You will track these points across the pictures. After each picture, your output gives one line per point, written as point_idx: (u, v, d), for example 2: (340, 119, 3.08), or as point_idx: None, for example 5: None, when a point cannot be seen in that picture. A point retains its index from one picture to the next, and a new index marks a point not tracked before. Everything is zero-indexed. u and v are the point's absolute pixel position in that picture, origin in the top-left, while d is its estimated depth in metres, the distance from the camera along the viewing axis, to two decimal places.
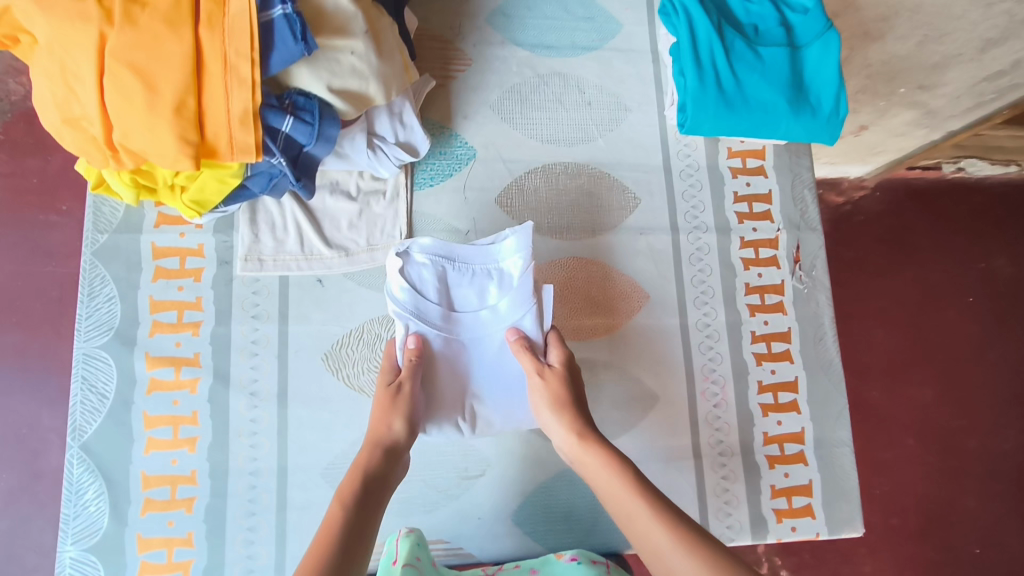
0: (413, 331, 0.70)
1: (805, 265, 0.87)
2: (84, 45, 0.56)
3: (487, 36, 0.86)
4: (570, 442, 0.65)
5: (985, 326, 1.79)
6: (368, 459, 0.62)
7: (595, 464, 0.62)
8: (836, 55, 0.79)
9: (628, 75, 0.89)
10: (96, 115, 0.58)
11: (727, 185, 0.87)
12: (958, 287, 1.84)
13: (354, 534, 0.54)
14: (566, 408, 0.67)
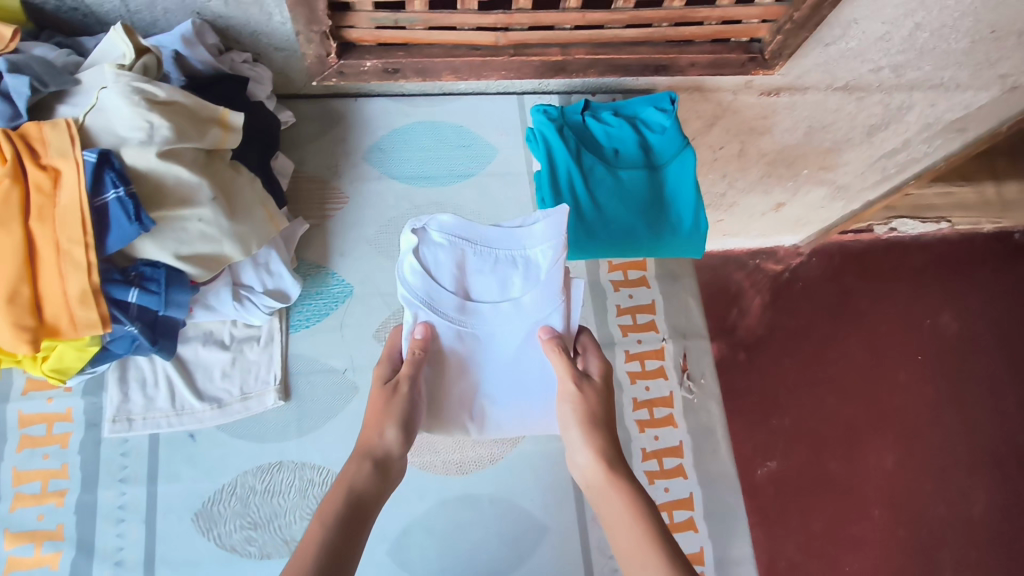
0: (422, 321, 0.69)
1: (693, 374, 0.87)
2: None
3: (363, 172, 0.89)
4: (596, 472, 0.62)
5: (930, 388, 1.87)
6: (356, 471, 0.57)
7: (618, 501, 0.58)
8: (693, 171, 0.84)
9: (505, 198, 0.91)
10: None
11: (609, 299, 0.88)
12: (903, 348, 1.90)
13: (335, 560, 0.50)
14: (596, 424, 0.64)
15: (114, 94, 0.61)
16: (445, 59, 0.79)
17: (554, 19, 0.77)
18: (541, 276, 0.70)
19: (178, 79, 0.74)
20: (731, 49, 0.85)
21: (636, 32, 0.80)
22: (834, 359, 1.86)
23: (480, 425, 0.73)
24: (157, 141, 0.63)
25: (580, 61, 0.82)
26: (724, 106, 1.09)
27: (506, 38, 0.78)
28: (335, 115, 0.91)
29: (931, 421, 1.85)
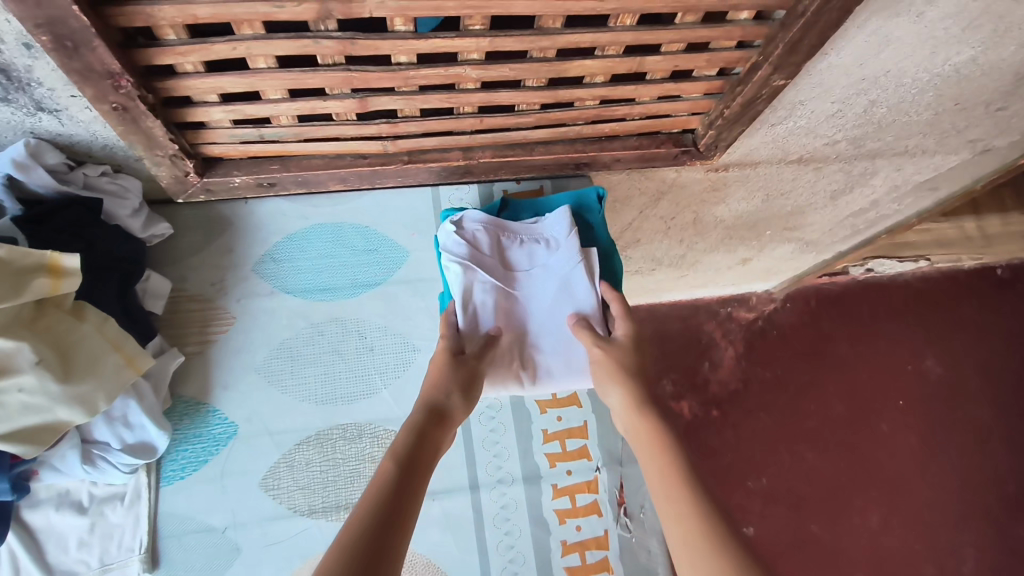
0: (465, 274, 0.68)
1: (632, 508, 0.77)
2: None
3: (253, 287, 0.79)
4: (629, 414, 0.59)
5: (916, 436, 1.70)
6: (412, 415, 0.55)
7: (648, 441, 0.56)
8: (619, 269, 0.79)
9: (416, 309, 0.81)
10: None
11: (534, 423, 0.78)
12: (888, 389, 1.73)
13: (404, 489, 0.47)
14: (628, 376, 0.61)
15: None
16: (329, 169, 0.70)
17: (449, 125, 0.67)
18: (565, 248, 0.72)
19: (12, 207, 0.65)
20: (660, 142, 0.77)
21: (547, 132, 0.72)
22: (812, 411, 1.69)
23: (532, 374, 0.68)
24: None
25: (487, 163, 0.74)
26: (669, 183, 0.99)
27: (395, 145, 0.69)
28: (221, 221, 0.80)
29: (920, 471, 1.67)
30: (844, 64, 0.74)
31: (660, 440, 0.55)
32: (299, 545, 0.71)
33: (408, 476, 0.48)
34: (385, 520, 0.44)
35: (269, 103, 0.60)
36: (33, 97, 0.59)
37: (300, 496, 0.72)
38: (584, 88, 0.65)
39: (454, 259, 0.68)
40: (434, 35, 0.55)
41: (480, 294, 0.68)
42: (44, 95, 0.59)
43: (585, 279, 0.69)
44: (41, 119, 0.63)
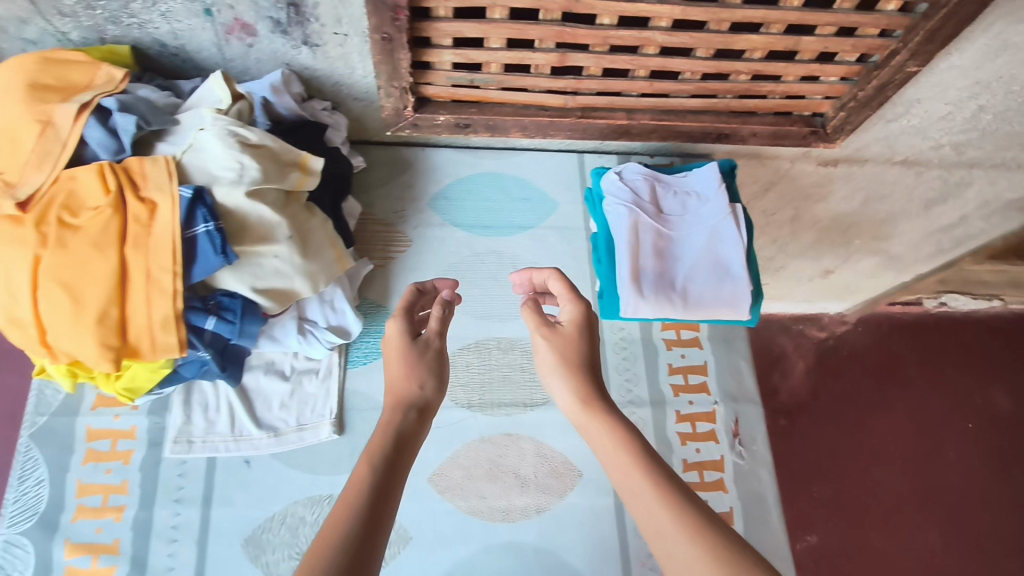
0: (631, 212, 0.80)
1: (745, 439, 0.86)
2: (25, 280, 0.61)
3: (427, 218, 0.93)
4: (575, 411, 0.55)
5: (981, 464, 1.69)
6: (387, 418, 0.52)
7: (602, 436, 0.52)
8: None
9: (562, 252, 0.93)
10: (30, 319, 0.62)
11: (661, 357, 0.89)
12: (954, 416, 1.74)
13: (379, 499, 0.45)
14: (578, 368, 0.56)
15: (211, 136, 0.66)
16: (515, 117, 0.83)
17: (622, 87, 0.80)
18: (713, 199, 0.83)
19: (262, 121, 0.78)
20: (793, 121, 0.88)
21: (701, 102, 0.84)
22: (879, 431, 1.68)
23: (683, 299, 0.77)
24: (246, 181, 0.67)
25: (644, 125, 0.86)
26: (781, 173, 1.10)
27: (574, 101, 0.82)
28: (405, 162, 0.95)
29: (984, 499, 1.65)
30: (964, 65, 0.84)
31: (618, 435, 0.51)
32: (457, 433, 0.82)
33: (385, 481, 0.47)
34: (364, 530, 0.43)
35: (490, 51, 0.74)
36: (305, 30, 0.74)
37: (461, 390, 0.84)
38: (744, 62, 0.77)
39: (621, 202, 0.82)
40: (639, 0, 0.68)
41: (642, 229, 0.80)
42: (314, 31, 0.74)
43: (732, 225, 0.80)
44: (301, 51, 0.77)
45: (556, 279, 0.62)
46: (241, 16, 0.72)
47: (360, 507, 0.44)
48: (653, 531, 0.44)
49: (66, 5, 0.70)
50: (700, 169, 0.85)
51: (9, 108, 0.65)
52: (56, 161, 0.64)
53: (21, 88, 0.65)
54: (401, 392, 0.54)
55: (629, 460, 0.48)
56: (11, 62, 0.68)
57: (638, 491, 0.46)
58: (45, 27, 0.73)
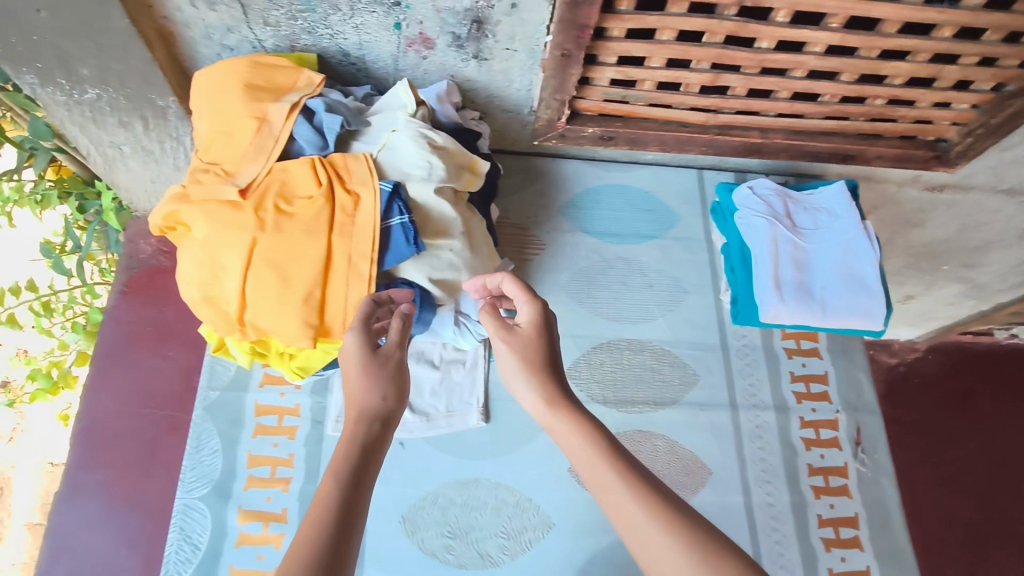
0: (770, 225, 0.85)
1: (866, 447, 0.90)
2: (241, 259, 0.67)
3: (559, 224, 0.98)
4: (540, 409, 0.57)
5: None
6: (352, 431, 0.53)
7: (568, 434, 0.54)
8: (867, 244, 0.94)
9: (686, 261, 0.98)
10: (236, 297, 0.69)
11: (783, 365, 0.93)
12: None
13: (346, 516, 0.46)
14: (539, 369, 0.58)
15: (405, 137, 0.73)
16: (658, 132, 0.89)
17: (763, 107, 0.86)
18: (842, 215, 0.88)
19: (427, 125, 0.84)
20: (917, 145, 0.92)
21: (834, 124, 0.89)
22: (965, 462, 1.53)
23: (821, 306, 0.82)
24: (434, 179, 0.73)
25: (777, 144, 0.91)
26: (886, 197, 1.14)
27: (715, 119, 0.88)
28: (537, 171, 1.01)
29: None
30: None
31: (583, 431, 0.54)
32: None
33: (351, 496, 0.48)
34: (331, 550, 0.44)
35: (650, 69, 0.80)
36: (480, 45, 0.80)
37: (596, 387, 0.89)
38: (884, 87, 0.82)
39: (761, 215, 0.86)
40: (802, 27, 0.74)
41: (781, 241, 0.84)
42: (487, 46, 0.80)
43: (865, 240, 0.85)
44: (468, 65, 0.84)
45: (511, 281, 0.63)
46: (426, 31, 0.78)
47: (333, 524, 0.45)
48: (625, 527, 0.48)
49: (273, 16, 0.77)
50: (828, 185, 0.90)
51: (228, 105, 0.72)
52: (269, 154, 0.71)
53: (239, 88, 0.73)
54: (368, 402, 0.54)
55: (594, 459, 0.52)
56: (225, 64, 0.75)
57: (608, 484, 0.49)
58: (246, 35, 0.80)
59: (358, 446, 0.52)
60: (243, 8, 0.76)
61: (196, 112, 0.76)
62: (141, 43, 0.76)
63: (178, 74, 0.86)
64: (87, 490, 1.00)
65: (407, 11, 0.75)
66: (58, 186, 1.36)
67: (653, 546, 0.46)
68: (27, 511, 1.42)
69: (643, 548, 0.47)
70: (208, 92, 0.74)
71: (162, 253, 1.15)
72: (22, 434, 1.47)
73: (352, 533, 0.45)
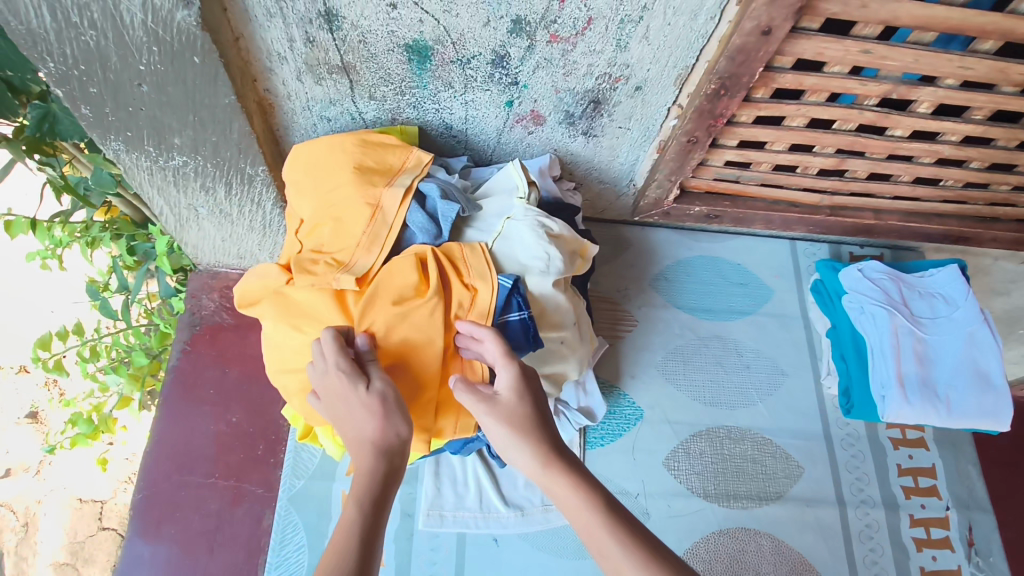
0: (887, 314, 0.81)
1: (980, 549, 0.85)
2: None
3: (650, 298, 0.94)
4: (533, 468, 0.58)
5: None
6: (362, 465, 0.55)
7: (564, 492, 0.56)
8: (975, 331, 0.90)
9: (783, 340, 0.93)
10: None
11: (890, 457, 0.88)
12: None
13: (365, 554, 0.50)
14: (528, 431, 0.59)
15: (523, 226, 0.70)
16: (766, 212, 0.85)
17: (883, 190, 0.82)
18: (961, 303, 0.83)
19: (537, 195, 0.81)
20: None
21: (953, 207, 0.84)
22: None
23: (945, 404, 0.77)
24: (553, 271, 0.69)
25: (889, 225, 0.87)
26: (979, 268, 1.10)
27: (829, 200, 0.84)
28: (626, 241, 0.97)
29: None
30: None
31: (582, 494, 0.55)
32: (694, 524, 0.82)
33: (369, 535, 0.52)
34: None
35: (772, 153, 0.76)
36: (592, 123, 0.77)
37: (697, 480, 0.84)
38: (1016, 176, 0.78)
39: (877, 303, 0.82)
40: (944, 119, 0.70)
41: (899, 332, 0.80)
42: (600, 123, 0.77)
43: (989, 333, 0.80)
44: (575, 141, 0.80)
45: (494, 342, 0.61)
46: (539, 109, 0.75)
47: (353, 557, 0.49)
48: None
49: (380, 91, 0.75)
50: (943, 269, 0.85)
51: (340, 189, 0.68)
52: (384, 242, 0.67)
53: (353, 171, 0.69)
54: (378, 436, 0.57)
55: (596, 524, 0.53)
56: (331, 144, 0.72)
57: (609, 554, 0.51)
58: (348, 107, 0.78)
59: (374, 479, 0.55)
60: (350, 83, 0.74)
61: (297, 194, 0.72)
62: (243, 117, 0.75)
63: (270, 143, 0.83)
64: (146, 565, 0.95)
65: (523, 90, 0.73)
66: (110, 228, 1.32)
67: None
68: (51, 550, 1.33)
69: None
70: (314, 173, 0.71)
71: (226, 309, 1.12)
72: (48, 467, 1.40)
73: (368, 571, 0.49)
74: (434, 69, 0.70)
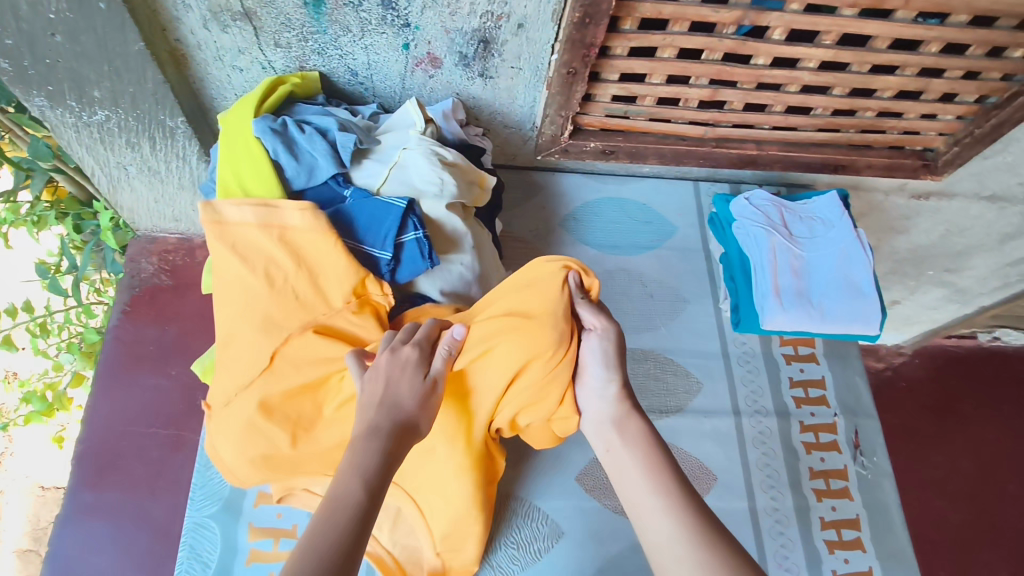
0: (767, 234, 0.88)
1: (865, 451, 0.91)
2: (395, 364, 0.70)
3: (560, 236, 1.00)
4: (611, 410, 0.67)
5: (979, 492, 1.55)
6: (377, 430, 0.59)
7: (634, 436, 0.66)
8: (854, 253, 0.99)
9: (685, 271, 1.00)
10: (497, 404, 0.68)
11: (783, 371, 0.95)
12: (993, 470, 1.58)
13: (364, 522, 0.53)
14: (618, 377, 0.68)
15: (417, 154, 0.75)
16: (657, 146, 0.92)
17: (758, 120, 0.89)
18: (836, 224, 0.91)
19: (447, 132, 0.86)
20: (906, 155, 0.96)
21: (826, 136, 0.92)
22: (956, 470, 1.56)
23: (819, 311, 0.85)
24: (446, 195, 0.75)
25: (771, 156, 0.94)
26: (872, 205, 1.17)
27: (712, 132, 0.91)
28: (537, 185, 1.03)
29: (1002, 530, 1.51)
30: None
31: (645, 444, 0.65)
32: None
33: (370, 504, 0.54)
34: (349, 548, 0.50)
35: (650, 85, 0.82)
36: (486, 64, 0.83)
37: None
38: (874, 100, 0.85)
39: (757, 225, 0.89)
40: (797, 44, 0.77)
41: (777, 250, 0.87)
42: (493, 65, 0.83)
43: (859, 247, 0.88)
44: (474, 83, 0.87)
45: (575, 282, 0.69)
46: (434, 51, 0.81)
47: (346, 525, 0.52)
48: (658, 524, 0.59)
49: (284, 38, 0.80)
50: (822, 195, 0.92)
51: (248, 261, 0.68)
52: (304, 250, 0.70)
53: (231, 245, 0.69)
54: (401, 413, 0.60)
55: (651, 474, 0.62)
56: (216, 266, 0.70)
57: (662, 490, 0.61)
58: (257, 56, 0.83)
59: (382, 450, 0.58)
60: (255, 30, 0.79)
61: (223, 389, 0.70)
62: (155, 65, 0.80)
63: (186, 95, 0.88)
64: (89, 512, 0.97)
65: (416, 32, 0.79)
66: (54, 207, 1.35)
67: (671, 532, 0.58)
68: (15, 539, 1.33)
69: (662, 554, 0.57)
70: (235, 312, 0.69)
71: (164, 271, 1.16)
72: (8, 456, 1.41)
73: (362, 536, 0.52)
74: (330, 13, 0.76)
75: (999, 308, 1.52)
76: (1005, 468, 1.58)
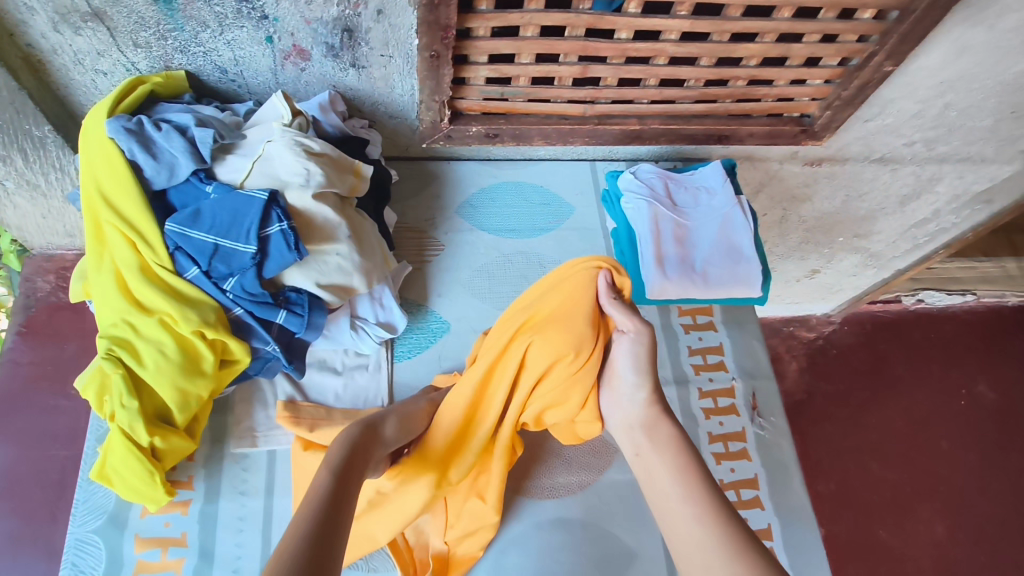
0: (650, 206, 0.89)
1: (763, 412, 0.93)
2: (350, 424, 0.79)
3: (456, 224, 1.00)
4: (641, 411, 0.72)
5: (911, 449, 1.59)
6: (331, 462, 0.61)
7: (665, 437, 0.69)
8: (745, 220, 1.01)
9: (583, 250, 1.01)
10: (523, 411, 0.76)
11: (681, 341, 0.96)
12: (923, 426, 1.62)
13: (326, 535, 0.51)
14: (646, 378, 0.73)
15: (281, 146, 0.74)
16: (540, 126, 0.92)
17: (635, 95, 0.90)
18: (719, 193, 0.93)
19: (325, 126, 0.85)
20: (785, 122, 0.99)
21: (704, 107, 0.94)
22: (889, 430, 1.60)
23: (704, 278, 0.86)
24: (313, 185, 0.74)
25: (655, 130, 0.96)
26: (770, 175, 1.20)
27: (592, 109, 0.92)
28: (432, 175, 1.03)
29: (935, 485, 1.56)
30: (930, 67, 0.94)
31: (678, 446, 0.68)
32: None
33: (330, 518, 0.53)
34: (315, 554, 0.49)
35: (521, 65, 0.83)
36: (356, 54, 0.83)
37: None
38: (742, 68, 0.87)
39: (640, 198, 0.90)
40: (654, 16, 0.78)
41: (661, 222, 0.88)
42: (363, 54, 0.83)
43: (740, 214, 0.90)
44: (348, 73, 0.86)
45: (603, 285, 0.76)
46: (299, 43, 0.81)
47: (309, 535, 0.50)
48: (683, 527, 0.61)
49: (141, 37, 0.78)
50: (706, 165, 0.94)
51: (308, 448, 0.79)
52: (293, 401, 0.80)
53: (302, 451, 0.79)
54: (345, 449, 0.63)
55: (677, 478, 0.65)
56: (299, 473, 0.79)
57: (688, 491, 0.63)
58: (118, 58, 0.82)
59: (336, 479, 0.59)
60: (109, 31, 0.77)
61: (358, 542, 0.76)
62: (6, 72, 0.77)
63: (51, 102, 0.86)
64: None
65: (276, 24, 0.78)
66: None
67: (704, 538, 0.59)
68: None
69: (694, 558, 0.59)
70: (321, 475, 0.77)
71: (62, 289, 1.13)
72: None
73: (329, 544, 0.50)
74: (183, 8, 0.75)
75: (913, 270, 1.56)
76: (935, 424, 1.62)
